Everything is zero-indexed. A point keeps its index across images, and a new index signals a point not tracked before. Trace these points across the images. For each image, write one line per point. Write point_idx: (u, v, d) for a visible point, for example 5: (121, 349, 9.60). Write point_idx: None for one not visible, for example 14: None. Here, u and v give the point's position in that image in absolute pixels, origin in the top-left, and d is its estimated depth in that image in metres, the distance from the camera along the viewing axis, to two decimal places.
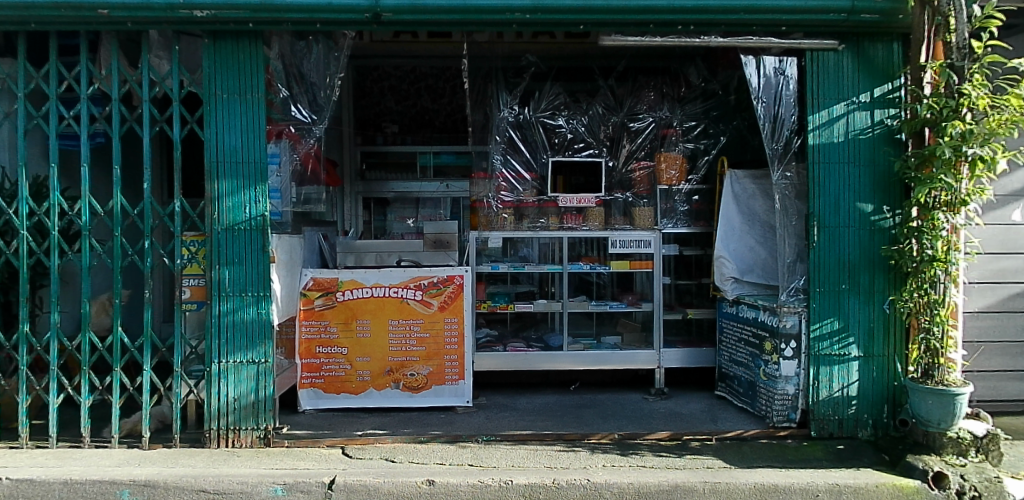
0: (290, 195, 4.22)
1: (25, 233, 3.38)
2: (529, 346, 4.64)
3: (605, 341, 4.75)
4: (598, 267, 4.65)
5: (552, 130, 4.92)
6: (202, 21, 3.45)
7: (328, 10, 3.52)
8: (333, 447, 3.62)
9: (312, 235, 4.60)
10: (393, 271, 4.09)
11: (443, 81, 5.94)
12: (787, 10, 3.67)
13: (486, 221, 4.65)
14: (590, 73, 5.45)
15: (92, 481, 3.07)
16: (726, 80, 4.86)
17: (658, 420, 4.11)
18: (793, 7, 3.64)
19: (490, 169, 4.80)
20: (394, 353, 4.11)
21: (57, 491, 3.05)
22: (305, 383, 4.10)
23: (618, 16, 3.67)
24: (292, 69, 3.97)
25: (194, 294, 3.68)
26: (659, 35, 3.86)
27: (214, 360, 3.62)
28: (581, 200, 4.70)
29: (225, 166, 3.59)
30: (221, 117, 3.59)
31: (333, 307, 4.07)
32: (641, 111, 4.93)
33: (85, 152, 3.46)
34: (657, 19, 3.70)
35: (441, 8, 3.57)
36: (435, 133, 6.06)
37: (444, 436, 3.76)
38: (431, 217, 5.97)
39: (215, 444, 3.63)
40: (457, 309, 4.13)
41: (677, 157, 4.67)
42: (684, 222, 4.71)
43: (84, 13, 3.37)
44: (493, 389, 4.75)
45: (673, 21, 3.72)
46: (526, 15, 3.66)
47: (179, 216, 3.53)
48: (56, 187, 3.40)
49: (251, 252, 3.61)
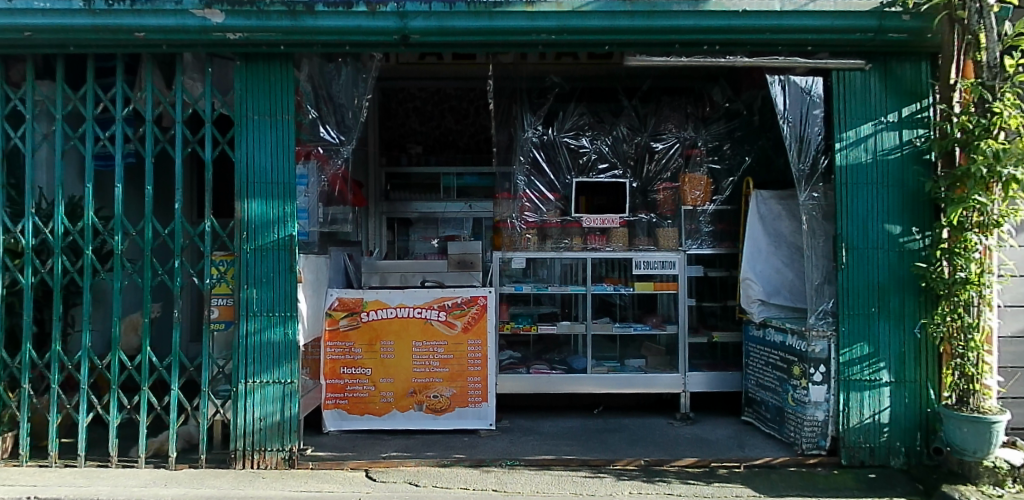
0: (318, 215, 4.19)
1: (60, 252, 3.42)
2: (553, 369, 4.53)
3: (629, 364, 4.63)
4: (621, 288, 4.55)
5: (575, 151, 4.78)
6: (235, 43, 3.57)
7: (356, 32, 3.62)
8: (356, 469, 3.64)
9: (337, 255, 4.44)
10: (418, 292, 4.09)
11: (466, 102, 5.99)
12: (812, 30, 3.67)
13: (510, 241, 4.60)
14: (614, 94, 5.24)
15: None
16: (750, 100, 4.80)
17: (684, 446, 4.03)
18: (816, 27, 3.64)
19: (513, 189, 4.72)
20: (417, 375, 4.08)
21: None
22: (329, 404, 4.07)
23: (641, 37, 3.73)
24: (321, 91, 4.01)
25: (222, 313, 3.73)
26: (684, 55, 3.90)
27: (241, 380, 3.69)
28: (604, 220, 4.63)
29: (255, 186, 3.70)
30: (252, 138, 3.70)
31: (357, 327, 4.05)
32: (666, 132, 4.80)
33: (118, 172, 3.52)
34: (682, 39, 3.74)
35: (466, 30, 3.66)
36: (459, 154, 6.02)
37: (468, 460, 3.74)
38: (455, 238, 5.73)
39: (241, 464, 3.68)
40: (480, 331, 4.10)
41: (702, 178, 4.59)
42: (709, 242, 4.63)
43: (122, 35, 3.47)
44: (516, 412, 4.68)
45: (699, 41, 3.76)
46: (552, 36, 3.73)
47: (209, 235, 3.63)
48: (90, 207, 3.47)
49: (280, 270, 3.69)
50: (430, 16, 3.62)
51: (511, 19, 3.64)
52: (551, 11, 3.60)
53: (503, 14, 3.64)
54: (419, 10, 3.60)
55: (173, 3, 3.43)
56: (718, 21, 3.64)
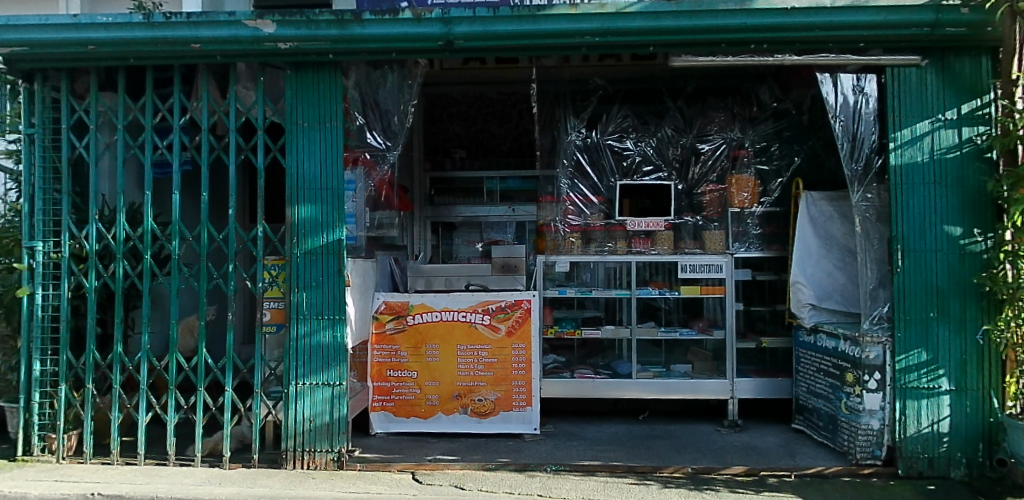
0: (365, 220, 4.25)
1: (122, 257, 3.53)
2: (597, 373, 4.48)
3: (674, 370, 4.54)
4: (666, 292, 4.49)
5: (619, 153, 4.74)
6: (286, 53, 3.66)
7: (402, 39, 3.66)
8: (403, 472, 3.66)
9: (385, 260, 4.56)
10: (462, 295, 4.10)
11: (510, 106, 5.84)
12: (865, 26, 3.53)
13: (553, 245, 4.57)
14: (659, 96, 5.17)
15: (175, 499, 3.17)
16: (799, 99, 4.69)
17: (733, 454, 3.93)
18: (870, 23, 3.51)
19: (557, 193, 4.71)
20: (462, 378, 4.09)
21: None
22: (376, 406, 4.12)
23: (686, 36, 3.66)
24: (367, 98, 4.03)
25: (273, 316, 3.82)
26: (731, 54, 3.81)
27: (292, 382, 3.76)
28: (649, 223, 4.54)
29: (304, 192, 3.78)
30: (302, 146, 3.78)
31: (403, 331, 4.09)
32: (711, 133, 4.72)
33: (176, 180, 3.63)
34: (729, 38, 3.66)
35: (510, 34, 3.66)
36: (503, 158, 5.95)
37: (513, 464, 3.72)
38: (500, 241, 5.87)
39: (292, 464, 3.75)
40: (524, 335, 4.09)
41: (750, 179, 4.50)
42: (757, 245, 4.52)
43: (179, 47, 3.57)
44: (560, 416, 4.64)
45: (745, 40, 3.68)
46: (595, 38, 3.70)
47: (261, 240, 3.71)
48: (150, 214, 3.57)
49: (328, 275, 3.76)
50: (475, 21, 3.62)
51: (553, 22, 3.63)
52: (593, 13, 3.57)
53: (547, 18, 3.62)
54: (464, 15, 3.60)
55: (227, 15, 3.52)
56: (766, 18, 3.55)
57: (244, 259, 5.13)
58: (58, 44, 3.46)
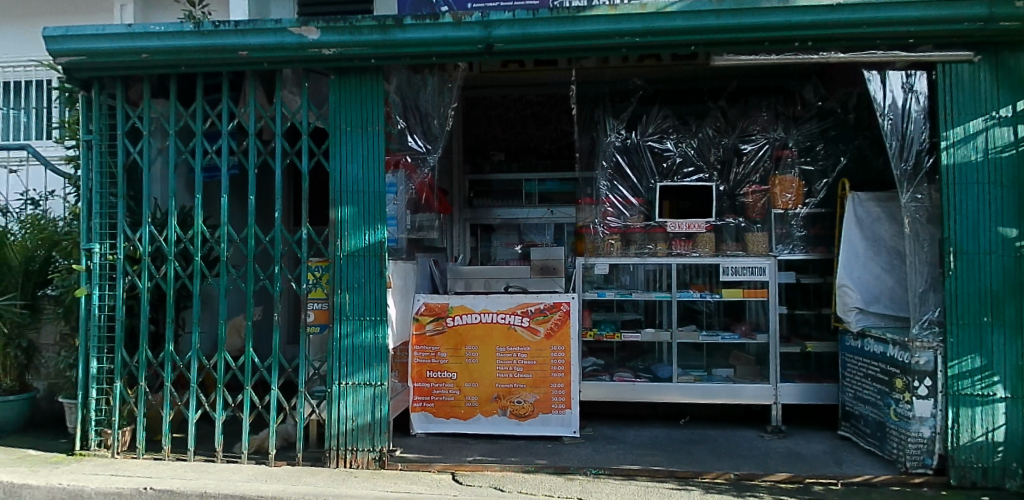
0: (405, 223, 4.30)
1: (173, 258, 3.62)
2: (637, 377, 4.45)
3: (716, 374, 4.50)
4: (707, 295, 4.44)
5: (659, 154, 4.70)
6: (329, 59, 3.71)
7: (442, 43, 3.67)
8: (443, 472, 3.68)
9: (425, 262, 4.65)
10: (501, 297, 4.11)
11: (547, 109, 5.89)
12: (915, 22, 3.41)
13: (592, 247, 4.57)
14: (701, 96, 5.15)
15: (225, 494, 3.24)
16: (844, 97, 4.56)
17: (777, 461, 3.85)
18: (920, 18, 3.39)
19: (596, 194, 4.70)
20: (501, 380, 4.09)
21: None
22: (417, 407, 4.15)
23: (728, 35, 3.59)
24: (409, 102, 4.07)
25: (317, 317, 3.89)
26: (774, 53, 3.73)
27: (335, 381, 3.82)
28: (691, 225, 4.50)
29: (347, 194, 3.83)
30: (345, 149, 3.83)
31: (443, 332, 4.11)
32: (754, 133, 4.66)
33: (224, 183, 3.70)
34: (772, 36, 3.58)
35: (549, 36, 3.66)
36: (541, 160, 5.93)
37: (552, 467, 3.71)
38: (538, 244, 5.81)
39: (335, 463, 3.80)
40: (564, 337, 4.07)
41: (794, 180, 4.41)
42: (801, 248, 4.44)
43: (227, 54, 3.66)
44: (599, 419, 4.61)
45: (789, 38, 3.58)
46: (636, 39, 3.65)
47: (306, 242, 3.78)
48: (199, 217, 3.65)
49: (370, 276, 3.80)
50: (514, 24, 3.64)
51: (592, 24, 3.62)
52: (633, 13, 3.54)
53: (586, 19, 3.62)
54: (503, 18, 3.63)
55: (273, 23, 3.60)
56: (811, 15, 3.47)
57: (287, 261, 5.34)
58: (114, 53, 3.57)
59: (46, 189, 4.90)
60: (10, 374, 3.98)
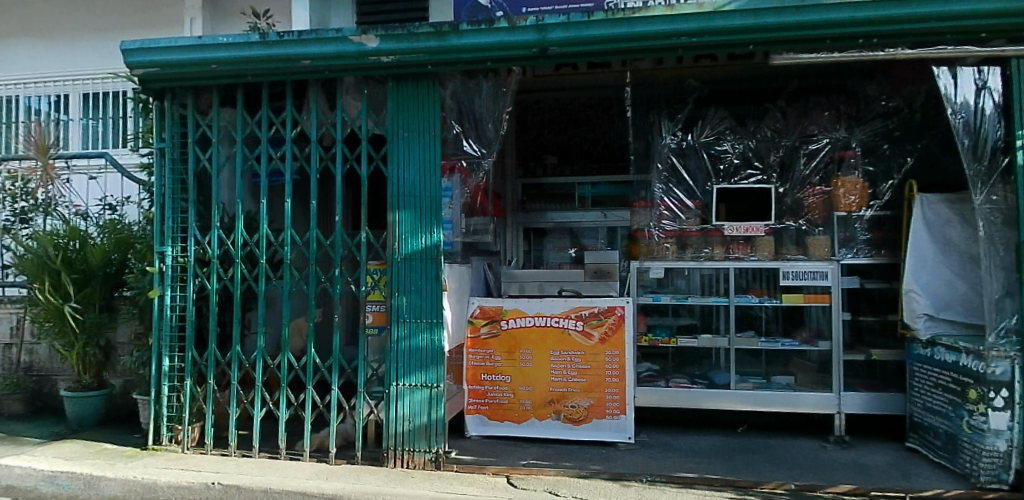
0: (460, 226, 4.35)
1: (240, 261, 3.74)
2: (693, 383, 4.39)
3: (775, 381, 4.38)
4: (767, 300, 4.33)
5: (716, 156, 4.63)
6: (388, 66, 3.77)
7: (498, 48, 3.68)
8: (498, 475, 3.69)
9: (479, 265, 4.67)
10: (555, 301, 4.11)
11: (599, 111, 5.65)
12: (989, 14, 3.26)
13: (647, 250, 4.56)
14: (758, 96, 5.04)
15: (288, 491, 3.32)
16: (911, 95, 4.29)
17: (840, 472, 3.71)
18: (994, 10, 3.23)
19: (651, 197, 4.70)
20: (556, 384, 4.08)
21: (259, 498, 3.33)
22: (472, 409, 4.19)
23: (789, 34, 3.49)
24: (464, 107, 4.04)
25: (375, 319, 3.98)
26: (837, 50, 3.59)
27: (392, 382, 3.88)
28: (748, 228, 4.42)
29: (403, 199, 3.89)
30: (403, 154, 3.89)
31: (497, 335, 4.14)
32: (816, 133, 4.54)
33: (288, 188, 3.81)
34: (835, 33, 3.45)
35: (604, 38, 3.63)
36: (593, 163, 5.91)
37: (607, 473, 3.67)
38: (591, 247, 5.81)
39: (393, 463, 3.86)
40: (618, 342, 4.03)
41: (858, 181, 4.29)
42: (866, 252, 4.28)
43: (291, 64, 3.75)
44: (654, 426, 4.55)
45: (854, 34, 3.44)
46: (693, 39, 3.57)
47: (365, 246, 3.86)
48: (264, 221, 3.77)
49: (426, 280, 3.85)
50: (569, 27, 3.63)
51: (648, 24, 3.57)
52: (690, 12, 3.47)
53: (641, 19, 3.57)
54: (558, 21, 3.62)
55: (335, 32, 3.69)
56: (877, 11, 3.34)
57: (350, 265, 4.97)
58: (186, 64, 3.72)
59: (123, 195, 5.13)
60: (89, 370, 4.27)
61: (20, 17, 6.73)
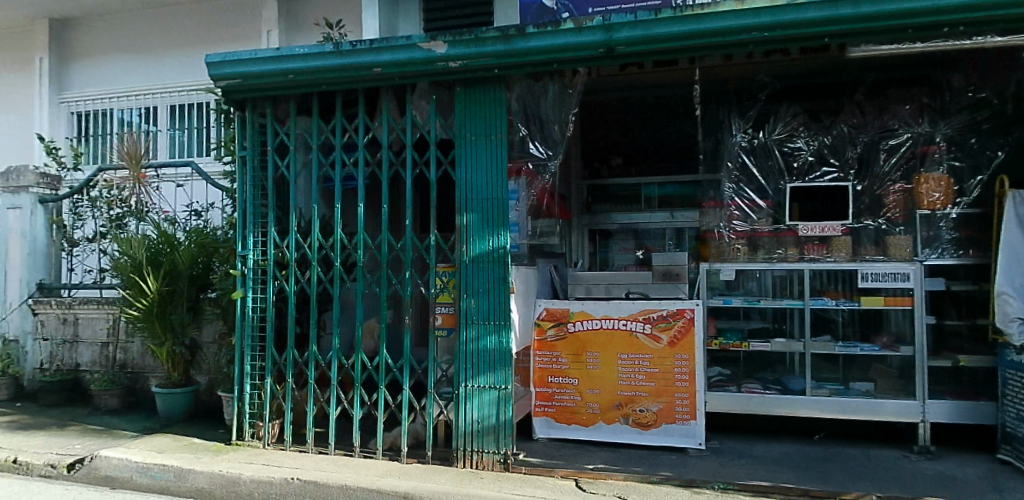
0: (527, 229, 4.37)
1: (315, 264, 3.86)
2: (766, 389, 4.27)
3: (853, 388, 4.18)
4: (844, 303, 4.17)
5: (790, 154, 4.60)
6: (455, 71, 3.81)
7: (564, 49, 3.65)
8: (566, 478, 3.66)
9: (545, 268, 4.67)
10: (622, 303, 4.06)
11: (667, 109, 5.71)
12: None
13: (717, 252, 4.55)
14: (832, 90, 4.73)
15: (362, 488, 3.39)
16: (1002, 86, 4.01)
17: (928, 484, 3.50)
18: None
19: (721, 197, 4.73)
20: (623, 387, 4.04)
21: (334, 494, 3.40)
22: (539, 411, 4.20)
23: (866, 25, 3.32)
24: (530, 110, 4.05)
25: (444, 321, 4.04)
26: (919, 40, 3.39)
27: (461, 384, 3.92)
28: (824, 228, 4.30)
29: (471, 201, 3.93)
30: (471, 159, 3.94)
31: (564, 337, 4.13)
32: (896, 127, 4.36)
33: (360, 193, 3.90)
34: (917, 22, 3.27)
35: (671, 35, 3.54)
36: (661, 162, 5.83)
37: (677, 479, 3.59)
38: (658, 249, 5.87)
39: (462, 463, 3.90)
40: (688, 346, 3.94)
41: (942, 177, 4.10)
42: (952, 252, 4.05)
43: (362, 72, 3.85)
44: (724, 432, 4.44)
45: (938, 23, 3.23)
46: (764, 33, 3.43)
47: (434, 249, 3.91)
48: (338, 225, 3.87)
49: (493, 282, 3.88)
50: (636, 26, 3.56)
51: (718, 20, 3.45)
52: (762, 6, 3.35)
53: (711, 15, 3.46)
54: (625, 20, 3.56)
55: (405, 39, 3.77)
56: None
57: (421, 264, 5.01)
58: (266, 75, 3.88)
59: (208, 202, 5.43)
60: (177, 368, 4.51)
61: (123, 43, 7.43)
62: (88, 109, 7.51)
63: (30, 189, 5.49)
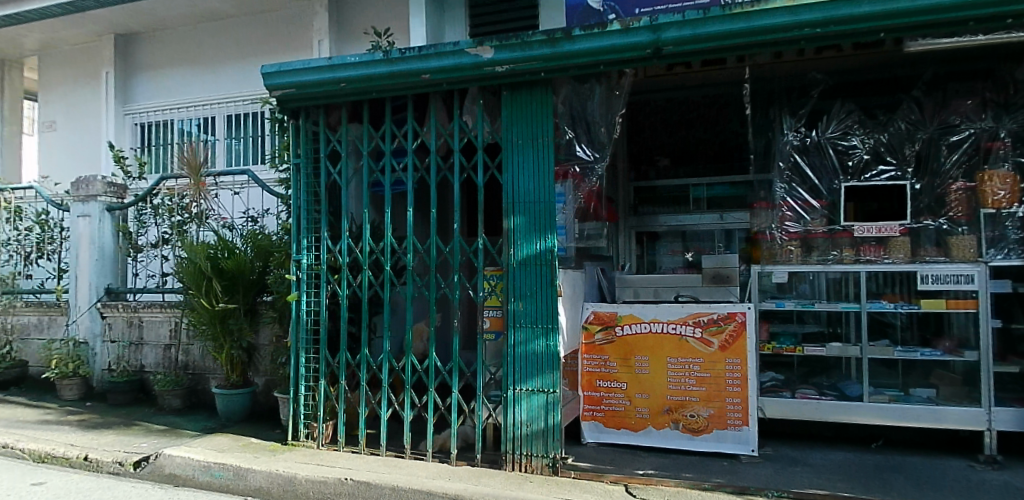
0: (574, 231, 4.36)
1: (366, 268, 3.92)
2: (823, 395, 4.15)
3: (914, 394, 4.06)
4: (903, 306, 4.01)
5: (845, 152, 4.47)
6: (502, 75, 3.81)
7: (611, 52, 3.61)
8: (616, 483, 3.61)
9: (592, 271, 4.63)
10: (671, 307, 4.01)
11: (714, 109, 5.52)
12: None
13: (769, 254, 4.48)
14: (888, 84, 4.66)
15: (414, 489, 3.41)
16: None
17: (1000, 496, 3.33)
18: None
19: (772, 198, 4.64)
20: (673, 392, 3.98)
21: (387, 495, 3.43)
22: (587, 415, 4.20)
23: (924, 18, 3.18)
24: (577, 112, 4.05)
25: (493, 323, 4.08)
26: (981, 32, 3.22)
27: (510, 387, 3.92)
28: (881, 228, 4.17)
29: (518, 204, 3.93)
30: (519, 163, 3.94)
31: (612, 341, 4.11)
32: (958, 122, 4.21)
33: (410, 197, 3.95)
34: (979, 15, 3.11)
35: (721, 34, 3.44)
36: (709, 164, 5.78)
37: (731, 486, 3.50)
38: (708, 251, 5.86)
39: (512, 466, 3.89)
40: (740, 350, 3.85)
41: (1008, 175, 3.95)
42: (1019, 252, 3.87)
43: (411, 79, 3.90)
44: (778, 439, 4.33)
45: (1003, 14, 3.06)
46: (816, 29, 3.31)
47: (482, 252, 3.92)
48: (388, 230, 3.93)
49: (541, 285, 3.87)
50: (684, 26, 3.46)
51: (768, 18, 3.34)
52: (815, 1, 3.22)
53: (760, 13, 3.36)
54: (672, 21, 3.47)
55: (452, 45, 3.80)
56: None
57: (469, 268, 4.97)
58: (318, 84, 3.98)
59: (264, 208, 5.50)
60: (236, 370, 4.68)
61: (179, 58, 7.79)
62: (151, 120, 7.92)
63: (98, 198, 5.80)
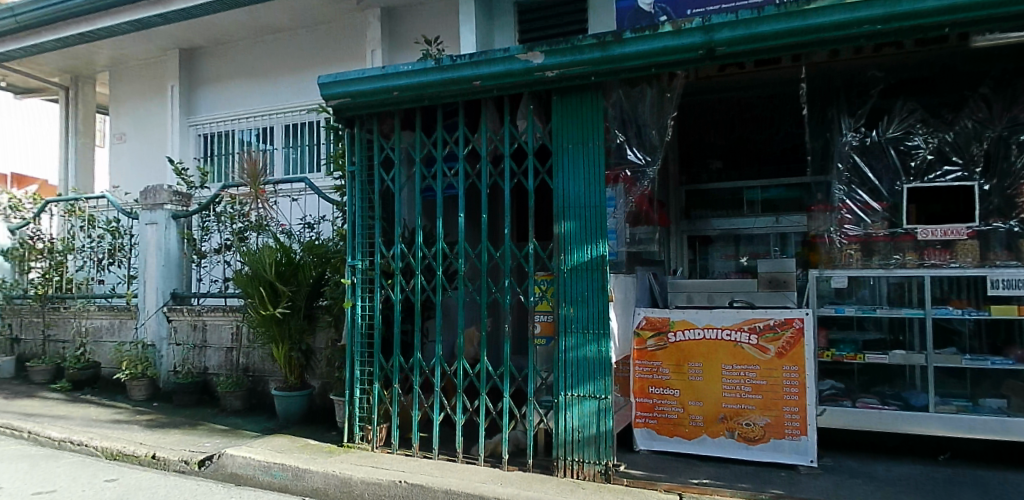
0: (625, 236, 4.33)
1: (418, 272, 3.97)
2: (885, 404, 3.98)
3: (984, 404, 3.83)
4: (972, 313, 3.83)
5: (907, 152, 4.46)
6: (552, 80, 3.81)
7: (663, 53, 3.53)
8: (671, 492, 3.52)
9: (643, 276, 4.59)
10: (725, 312, 3.93)
11: (769, 109, 5.31)
12: None
13: (828, 258, 4.48)
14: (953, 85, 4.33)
15: (467, 493, 3.41)
16: None
17: None
18: None
19: (831, 200, 4.62)
20: (728, 400, 3.90)
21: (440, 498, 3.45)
22: (639, 422, 4.13)
23: (993, 12, 3.01)
24: (628, 115, 3.98)
25: (544, 329, 4.06)
26: None
27: (561, 392, 3.91)
28: (947, 231, 4.14)
29: (569, 209, 3.93)
30: (570, 168, 3.93)
31: (665, 348, 4.05)
32: None
33: (460, 203, 3.96)
34: None
35: (776, 33, 3.34)
36: (763, 164, 5.73)
37: (791, 497, 3.39)
38: (763, 255, 5.77)
39: (564, 472, 3.87)
40: (798, 357, 3.75)
41: None
42: None
43: (461, 85, 3.93)
44: (839, 450, 4.19)
45: None
46: (877, 26, 3.17)
47: (533, 257, 3.92)
48: (440, 235, 3.97)
49: (592, 290, 3.86)
50: (738, 25, 3.36)
51: (826, 15, 3.21)
52: None
53: (818, 11, 3.23)
54: (725, 21, 3.38)
55: (502, 51, 3.79)
56: None
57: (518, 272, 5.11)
58: (372, 93, 4.06)
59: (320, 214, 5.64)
60: (293, 372, 4.81)
61: (236, 71, 8.12)
62: (213, 131, 8.27)
63: (165, 206, 6.08)
